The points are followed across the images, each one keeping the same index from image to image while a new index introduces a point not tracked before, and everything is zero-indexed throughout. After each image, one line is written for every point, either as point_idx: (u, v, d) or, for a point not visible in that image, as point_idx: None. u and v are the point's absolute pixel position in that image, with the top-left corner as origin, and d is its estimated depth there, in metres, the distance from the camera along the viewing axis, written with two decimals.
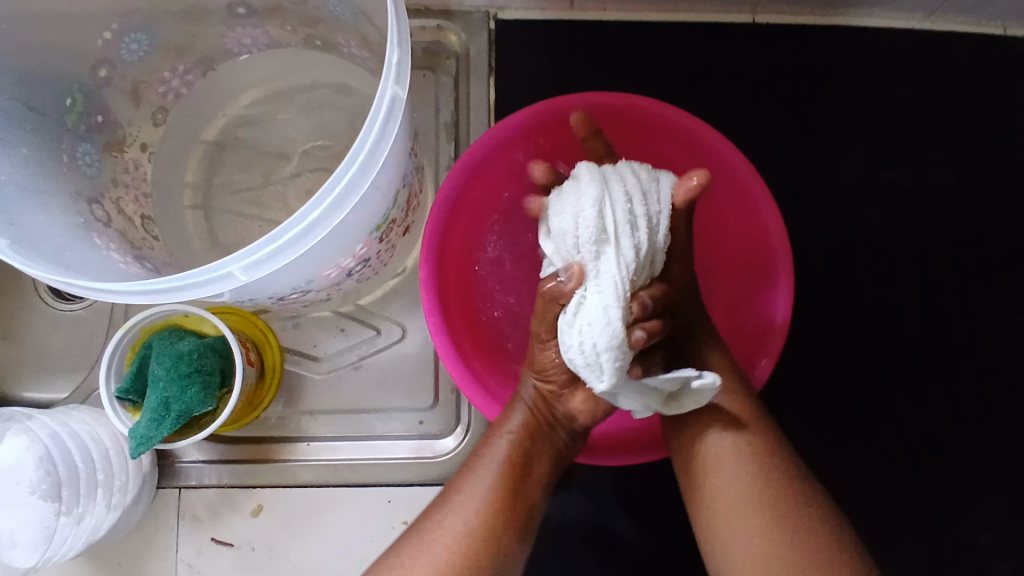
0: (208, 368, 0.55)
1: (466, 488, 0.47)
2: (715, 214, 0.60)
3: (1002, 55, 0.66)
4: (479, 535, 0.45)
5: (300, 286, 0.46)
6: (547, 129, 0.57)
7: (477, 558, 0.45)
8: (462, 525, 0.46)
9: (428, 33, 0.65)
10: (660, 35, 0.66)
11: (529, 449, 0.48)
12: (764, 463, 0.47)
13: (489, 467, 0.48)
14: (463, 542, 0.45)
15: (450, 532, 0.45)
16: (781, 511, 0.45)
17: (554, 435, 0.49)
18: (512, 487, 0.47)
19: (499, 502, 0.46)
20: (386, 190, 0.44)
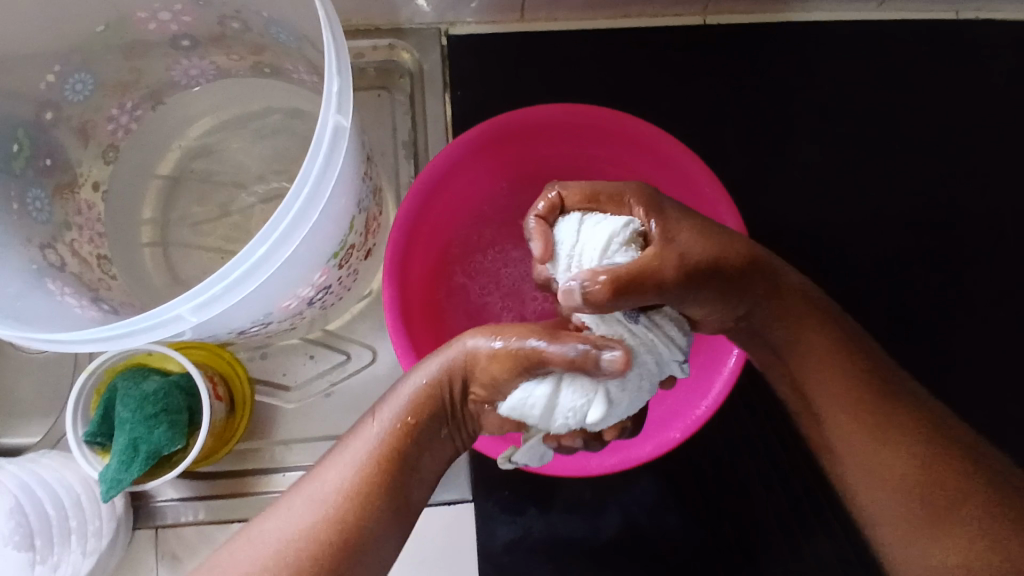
0: (175, 407, 0.54)
1: (349, 452, 0.42)
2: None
3: (950, 38, 0.67)
4: (348, 503, 0.40)
5: (260, 319, 0.46)
6: (505, 142, 0.56)
7: (342, 533, 0.40)
8: (335, 494, 0.41)
9: (380, 52, 0.65)
10: (613, 41, 0.66)
11: (426, 408, 0.43)
12: (892, 444, 0.43)
13: (353, 454, 0.42)
14: (332, 513, 0.40)
15: (322, 500, 0.41)
16: (886, 414, 0.43)
17: (442, 411, 0.44)
18: (377, 480, 0.41)
19: (355, 496, 0.41)
20: (339, 219, 0.44)
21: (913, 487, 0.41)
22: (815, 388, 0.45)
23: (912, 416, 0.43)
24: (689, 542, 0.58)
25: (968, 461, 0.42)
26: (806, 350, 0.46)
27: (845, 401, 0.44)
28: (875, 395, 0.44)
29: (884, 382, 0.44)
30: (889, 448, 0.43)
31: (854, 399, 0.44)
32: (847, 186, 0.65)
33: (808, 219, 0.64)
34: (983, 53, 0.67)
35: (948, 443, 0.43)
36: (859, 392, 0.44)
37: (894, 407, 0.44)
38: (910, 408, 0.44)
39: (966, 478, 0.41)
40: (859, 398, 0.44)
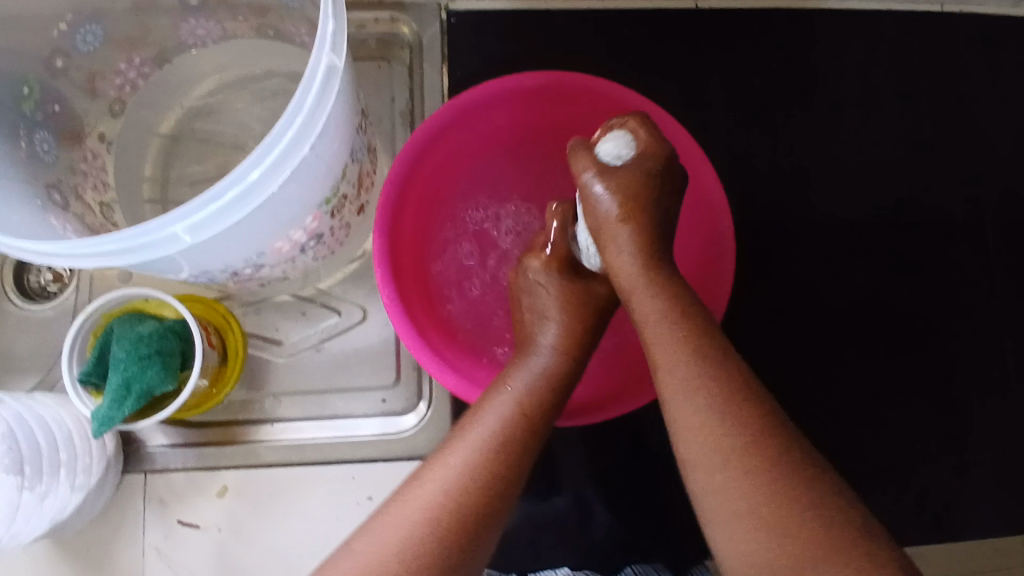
0: (168, 350, 0.56)
1: (478, 422, 0.47)
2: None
3: (932, 30, 0.70)
4: (483, 467, 0.45)
5: (252, 259, 0.48)
6: (497, 107, 0.58)
7: (471, 502, 0.44)
8: (468, 462, 0.45)
9: (382, 24, 0.67)
10: (606, 22, 0.68)
11: (549, 390, 0.49)
12: (741, 446, 0.40)
13: (485, 428, 0.47)
14: (468, 480, 0.45)
15: (456, 469, 0.45)
16: (739, 410, 0.41)
17: (568, 385, 0.50)
18: (524, 440, 0.47)
19: (506, 459, 0.46)
20: (332, 162, 0.46)
21: (747, 508, 0.39)
22: (673, 393, 0.43)
23: (723, 440, 0.41)
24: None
25: (786, 497, 0.39)
26: (671, 359, 0.43)
27: (702, 394, 0.42)
28: (743, 387, 0.42)
29: (694, 405, 0.42)
30: (739, 450, 0.40)
31: (720, 395, 0.42)
32: (828, 168, 0.67)
33: (788, 199, 0.66)
34: (964, 46, 0.70)
35: (761, 475, 0.40)
36: (715, 380, 0.42)
37: (701, 434, 0.41)
38: (747, 421, 0.41)
39: (800, 485, 0.39)
40: (728, 398, 0.42)
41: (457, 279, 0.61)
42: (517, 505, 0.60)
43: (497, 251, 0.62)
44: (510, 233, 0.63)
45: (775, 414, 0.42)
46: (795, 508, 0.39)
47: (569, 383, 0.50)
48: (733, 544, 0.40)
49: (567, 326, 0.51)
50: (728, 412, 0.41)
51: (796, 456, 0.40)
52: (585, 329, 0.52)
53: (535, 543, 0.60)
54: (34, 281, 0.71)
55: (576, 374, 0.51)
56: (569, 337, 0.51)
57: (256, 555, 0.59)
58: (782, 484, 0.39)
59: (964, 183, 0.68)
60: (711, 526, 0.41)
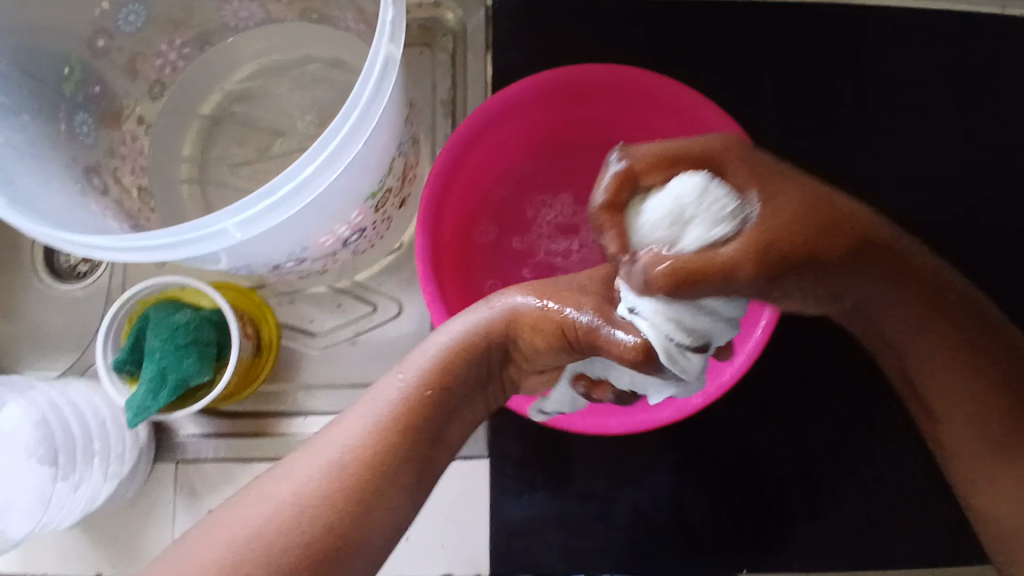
0: (205, 340, 0.55)
1: (376, 399, 0.42)
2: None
3: (997, 30, 0.66)
4: (374, 449, 0.40)
5: (295, 253, 0.46)
6: (542, 102, 0.56)
7: (350, 489, 0.39)
8: (357, 439, 0.40)
9: (425, 10, 0.65)
10: (656, 13, 0.66)
11: (457, 368, 0.42)
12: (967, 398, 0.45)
13: (376, 407, 0.41)
14: (353, 459, 0.40)
15: (346, 445, 0.40)
16: (949, 358, 0.45)
17: (472, 374, 0.42)
18: (405, 436, 0.40)
19: (376, 461, 0.39)
20: (381, 156, 0.44)
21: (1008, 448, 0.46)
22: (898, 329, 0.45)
23: (961, 387, 0.45)
24: (697, 511, 0.59)
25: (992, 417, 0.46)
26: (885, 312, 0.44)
27: (934, 336, 0.44)
28: (961, 337, 0.45)
29: (910, 316, 0.44)
30: (970, 376, 0.45)
31: (937, 335, 0.44)
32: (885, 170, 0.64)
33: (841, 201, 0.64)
34: None
35: (984, 389, 0.45)
36: (947, 333, 0.44)
37: (926, 346, 0.45)
38: (951, 370, 0.45)
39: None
40: (957, 352, 0.44)
41: (491, 270, 0.59)
42: (550, 509, 0.59)
43: (530, 250, 0.61)
44: (544, 223, 0.61)
45: (989, 354, 0.45)
46: None
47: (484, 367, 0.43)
48: (953, 435, 0.47)
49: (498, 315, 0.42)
50: (948, 355, 0.45)
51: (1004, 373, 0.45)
52: (527, 335, 0.41)
53: (568, 547, 0.58)
54: (65, 261, 0.70)
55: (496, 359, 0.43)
56: (488, 329, 0.42)
57: None
58: (1002, 398, 0.45)
59: None
60: (930, 394, 0.47)
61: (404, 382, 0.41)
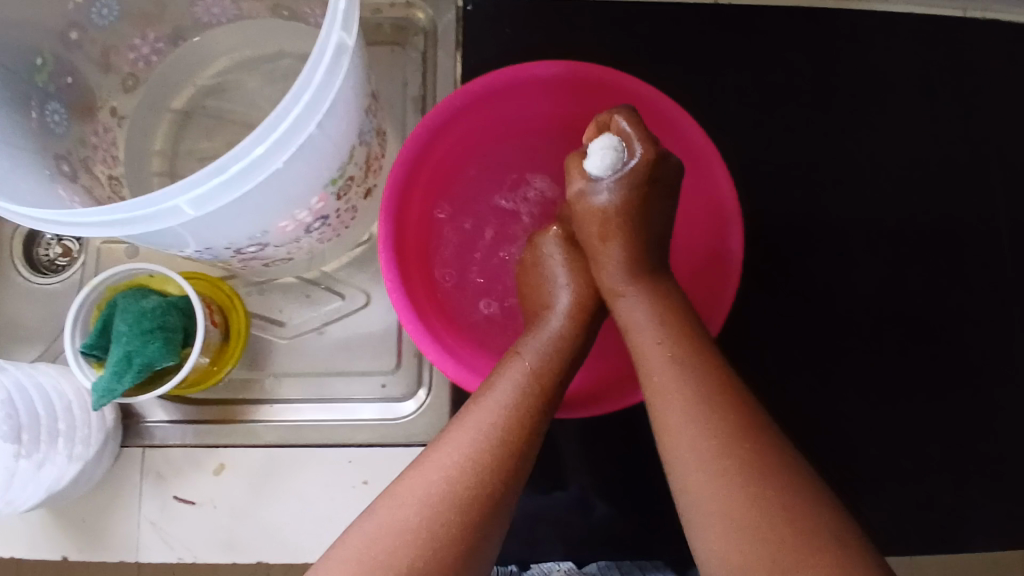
0: (172, 325, 0.56)
1: (502, 381, 0.47)
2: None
3: (956, 35, 0.69)
4: (518, 424, 0.45)
5: (256, 238, 0.48)
6: (506, 96, 0.57)
7: (502, 464, 0.44)
8: (498, 419, 0.45)
9: (397, 10, 0.67)
10: (624, 14, 0.67)
11: (563, 357, 0.49)
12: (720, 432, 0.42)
13: (510, 387, 0.47)
14: (500, 431, 0.45)
15: (488, 427, 0.45)
16: (711, 389, 0.43)
17: (576, 358, 0.51)
18: (538, 411, 0.47)
19: (525, 430, 0.45)
20: (338, 143, 0.45)
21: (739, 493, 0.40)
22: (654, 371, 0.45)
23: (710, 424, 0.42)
24: (657, 501, 0.60)
25: (765, 511, 0.39)
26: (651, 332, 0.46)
27: (700, 370, 0.44)
28: (726, 380, 0.44)
29: (667, 371, 0.44)
30: (711, 416, 0.42)
31: (696, 372, 0.44)
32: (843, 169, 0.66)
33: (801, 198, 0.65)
34: (988, 51, 0.69)
35: (732, 482, 0.40)
36: (699, 371, 0.44)
37: (674, 409, 0.43)
38: (711, 416, 0.42)
39: (775, 484, 0.40)
40: (701, 389, 0.43)
41: (463, 253, 0.62)
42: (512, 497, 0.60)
43: (499, 245, 0.62)
44: (520, 206, 0.64)
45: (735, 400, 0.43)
46: (788, 502, 0.39)
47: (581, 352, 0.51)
48: (717, 541, 0.39)
49: (575, 300, 0.52)
50: (710, 387, 0.43)
51: (789, 473, 0.40)
52: (588, 313, 0.52)
53: (529, 532, 0.60)
54: (44, 255, 0.71)
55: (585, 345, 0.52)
56: (573, 318, 0.51)
57: (248, 532, 0.59)
58: (777, 505, 0.39)
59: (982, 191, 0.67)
60: (686, 488, 0.41)
61: (528, 369, 0.48)
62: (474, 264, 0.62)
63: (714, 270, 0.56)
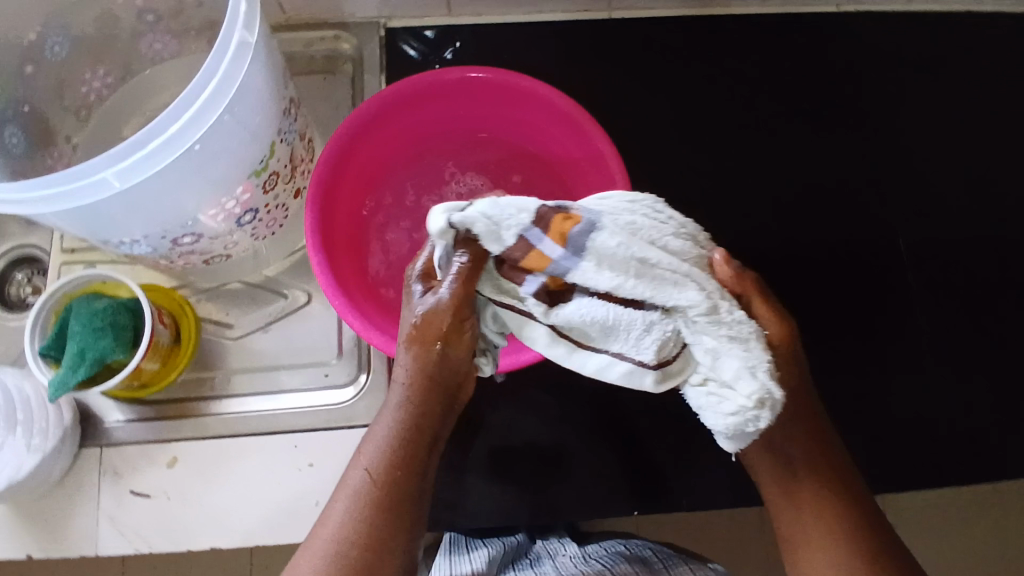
0: (122, 323, 0.61)
1: (387, 411, 0.50)
2: (563, 178, 0.68)
3: (828, 30, 0.77)
4: (396, 456, 0.49)
5: (187, 226, 0.53)
6: (421, 101, 0.64)
7: (385, 500, 0.49)
8: (380, 453, 0.50)
9: (327, 43, 0.74)
10: (530, 32, 0.76)
11: (429, 377, 0.49)
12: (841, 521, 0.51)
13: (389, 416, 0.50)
14: (378, 469, 0.49)
15: (372, 461, 0.49)
16: (835, 479, 0.52)
17: (449, 371, 0.49)
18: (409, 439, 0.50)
19: (399, 466, 0.49)
20: (257, 135, 0.52)
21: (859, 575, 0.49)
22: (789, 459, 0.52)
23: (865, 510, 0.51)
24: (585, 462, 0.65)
25: None
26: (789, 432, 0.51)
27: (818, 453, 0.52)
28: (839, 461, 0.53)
29: (798, 451, 0.51)
30: (835, 500, 0.51)
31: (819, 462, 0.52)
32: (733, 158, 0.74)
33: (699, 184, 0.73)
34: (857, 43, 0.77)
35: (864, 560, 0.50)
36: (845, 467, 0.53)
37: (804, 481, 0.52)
38: (867, 504, 0.52)
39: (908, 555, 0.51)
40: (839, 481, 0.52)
41: (398, 246, 0.68)
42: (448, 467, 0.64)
43: (417, 239, 0.68)
44: (451, 200, 0.69)
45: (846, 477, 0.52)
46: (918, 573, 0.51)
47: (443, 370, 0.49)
48: None
49: (428, 326, 0.48)
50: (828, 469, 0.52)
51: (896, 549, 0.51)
52: (444, 331, 0.48)
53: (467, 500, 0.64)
54: (16, 293, 0.75)
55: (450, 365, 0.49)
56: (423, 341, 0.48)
57: (201, 517, 0.63)
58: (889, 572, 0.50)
59: (864, 163, 0.75)
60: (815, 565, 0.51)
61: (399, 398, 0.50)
62: (396, 258, 0.67)
63: None
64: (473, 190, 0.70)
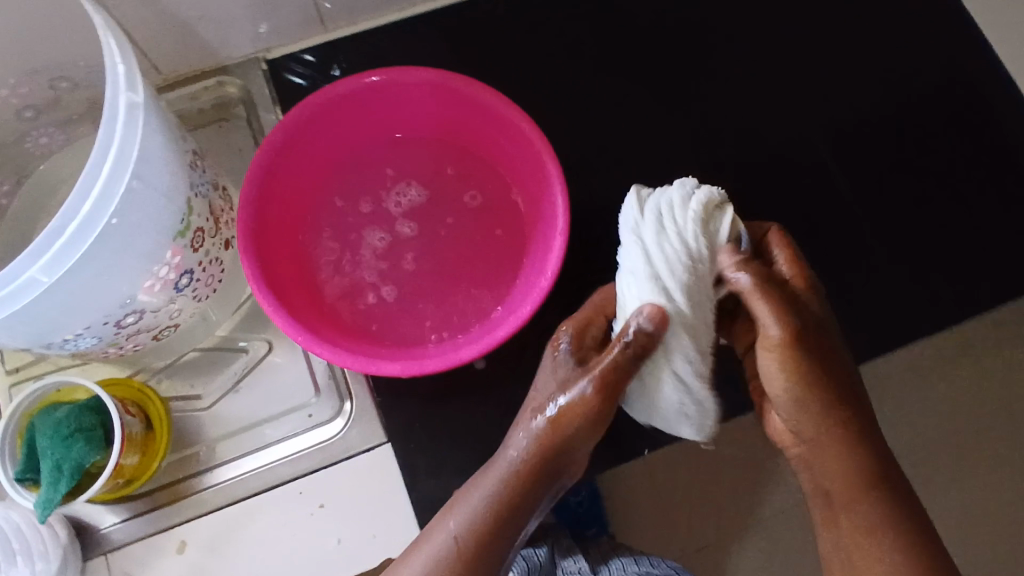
0: (89, 425, 0.59)
1: (496, 466, 0.46)
2: (496, 160, 0.68)
3: None
4: (501, 509, 0.44)
5: (127, 305, 0.52)
6: (323, 119, 0.62)
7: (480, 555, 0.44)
8: (482, 502, 0.45)
9: (213, 90, 0.73)
10: (410, 25, 0.75)
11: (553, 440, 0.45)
12: (854, 500, 0.44)
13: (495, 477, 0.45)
14: (478, 522, 0.44)
15: (469, 511, 0.45)
16: (849, 452, 0.44)
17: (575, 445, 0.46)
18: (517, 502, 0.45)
19: (504, 520, 0.44)
20: (170, 195, 0.51)
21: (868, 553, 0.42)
22: (800, 429, 0.46)
23: (891, 493, 0.44)
24: None
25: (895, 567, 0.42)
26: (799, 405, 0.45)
27: (836, 426, 0.44)
28: (863, 436, 0.45)
29: (809, 421, 0.45)
30: (850, 479, 0.44)
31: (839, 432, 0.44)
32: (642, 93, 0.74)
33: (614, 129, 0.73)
34: None
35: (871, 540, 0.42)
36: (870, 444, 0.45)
37: (814, 459, 0.45)
38: (891, 488, 0.44)
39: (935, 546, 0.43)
40: (857, 458, 0.44)
41: (352, 268, 0.66)
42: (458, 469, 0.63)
43: (361, 256, 0.66)
44: (391, 208, 0.68)
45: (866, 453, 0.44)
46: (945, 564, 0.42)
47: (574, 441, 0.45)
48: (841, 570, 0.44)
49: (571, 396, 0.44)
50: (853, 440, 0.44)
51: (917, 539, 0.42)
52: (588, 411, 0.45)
53: None
54: None
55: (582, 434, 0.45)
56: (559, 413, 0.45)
57: None
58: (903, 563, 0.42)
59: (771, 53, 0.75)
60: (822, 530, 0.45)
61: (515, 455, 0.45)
62: (347, 281, 0.65)
63: (542, 194, 0.63)
64: (402, 190, 0.69)
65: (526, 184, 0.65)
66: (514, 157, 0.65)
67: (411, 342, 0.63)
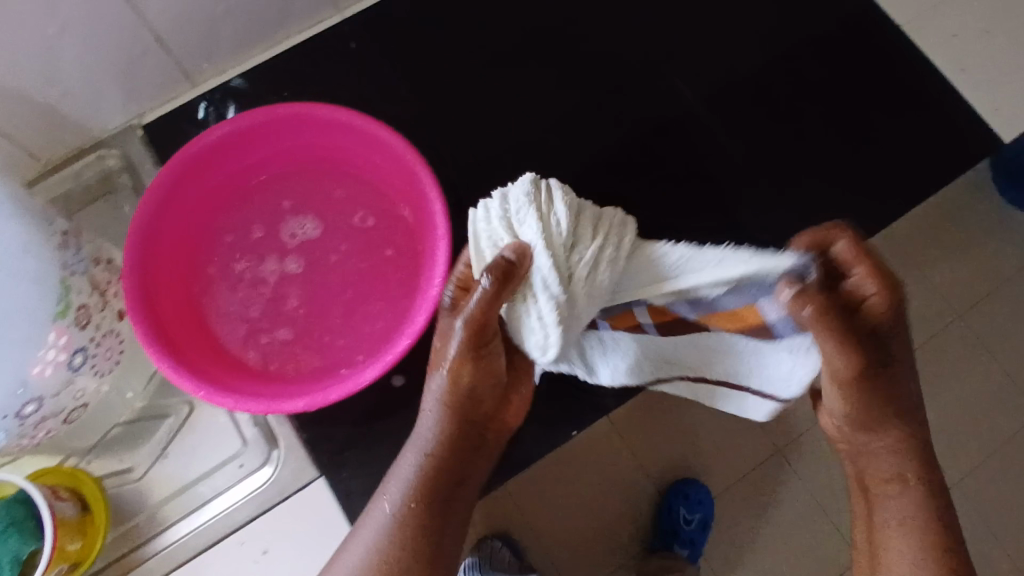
0: (20, 516, 0.59)
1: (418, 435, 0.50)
2: (376, 178, 0.68)
3: None
4: (425, 478, 0.49)
5: (17, 395, 0.52)
6: (194, 175, 0.63)
7: (412, 527, 0.49)
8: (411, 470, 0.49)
9: (94, 166, 0.73)
10: (277, 67, 0.76)
11: (457, 406, 0.48)
12: (916, 539, 0.49)
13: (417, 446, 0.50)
14: (408, 496, 0.49)
15: (401, 485, 0.50)
16: (909, 491, 0.49)
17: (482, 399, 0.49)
18: (438, 468, 0.49)
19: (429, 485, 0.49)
20: (37, 278, 0.52)
21: None
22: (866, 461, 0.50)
23: (946, 522, 0.49)
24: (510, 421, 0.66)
25: None
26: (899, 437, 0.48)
27: (898, 463, 0.49)
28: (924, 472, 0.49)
29: (881, 456, 0.49)
30: (914, 514, 0.49)
31: (899, 471, 0.49)
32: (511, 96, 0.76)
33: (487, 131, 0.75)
34: None
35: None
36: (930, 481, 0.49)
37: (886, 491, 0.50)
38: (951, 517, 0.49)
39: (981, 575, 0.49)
40: (918, 490, 0.49)
41: (257, 310, 0.66)
42: None
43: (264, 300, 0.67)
44: (285, 242, 0.69)
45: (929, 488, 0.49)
46: None
47: (478, 395, 0.48)
48: None
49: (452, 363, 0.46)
50: (913, 477, 0.49)
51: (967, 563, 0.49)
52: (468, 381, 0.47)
53: None
54: None
55: (477, 390, 0.48)
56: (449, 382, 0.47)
57: None
58: None
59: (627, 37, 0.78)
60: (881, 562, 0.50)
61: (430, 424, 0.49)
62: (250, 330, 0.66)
63: (423, 205, 0.63)
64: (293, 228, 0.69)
65: (409, 197, 0.66)
66: (388, 169, 0.66)
67: (327, 370, 0.64)
